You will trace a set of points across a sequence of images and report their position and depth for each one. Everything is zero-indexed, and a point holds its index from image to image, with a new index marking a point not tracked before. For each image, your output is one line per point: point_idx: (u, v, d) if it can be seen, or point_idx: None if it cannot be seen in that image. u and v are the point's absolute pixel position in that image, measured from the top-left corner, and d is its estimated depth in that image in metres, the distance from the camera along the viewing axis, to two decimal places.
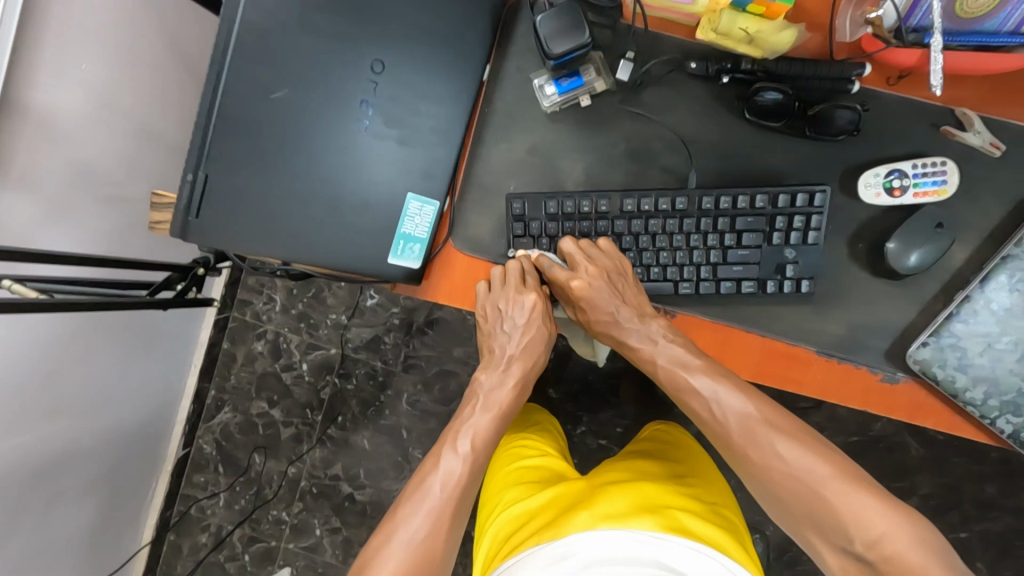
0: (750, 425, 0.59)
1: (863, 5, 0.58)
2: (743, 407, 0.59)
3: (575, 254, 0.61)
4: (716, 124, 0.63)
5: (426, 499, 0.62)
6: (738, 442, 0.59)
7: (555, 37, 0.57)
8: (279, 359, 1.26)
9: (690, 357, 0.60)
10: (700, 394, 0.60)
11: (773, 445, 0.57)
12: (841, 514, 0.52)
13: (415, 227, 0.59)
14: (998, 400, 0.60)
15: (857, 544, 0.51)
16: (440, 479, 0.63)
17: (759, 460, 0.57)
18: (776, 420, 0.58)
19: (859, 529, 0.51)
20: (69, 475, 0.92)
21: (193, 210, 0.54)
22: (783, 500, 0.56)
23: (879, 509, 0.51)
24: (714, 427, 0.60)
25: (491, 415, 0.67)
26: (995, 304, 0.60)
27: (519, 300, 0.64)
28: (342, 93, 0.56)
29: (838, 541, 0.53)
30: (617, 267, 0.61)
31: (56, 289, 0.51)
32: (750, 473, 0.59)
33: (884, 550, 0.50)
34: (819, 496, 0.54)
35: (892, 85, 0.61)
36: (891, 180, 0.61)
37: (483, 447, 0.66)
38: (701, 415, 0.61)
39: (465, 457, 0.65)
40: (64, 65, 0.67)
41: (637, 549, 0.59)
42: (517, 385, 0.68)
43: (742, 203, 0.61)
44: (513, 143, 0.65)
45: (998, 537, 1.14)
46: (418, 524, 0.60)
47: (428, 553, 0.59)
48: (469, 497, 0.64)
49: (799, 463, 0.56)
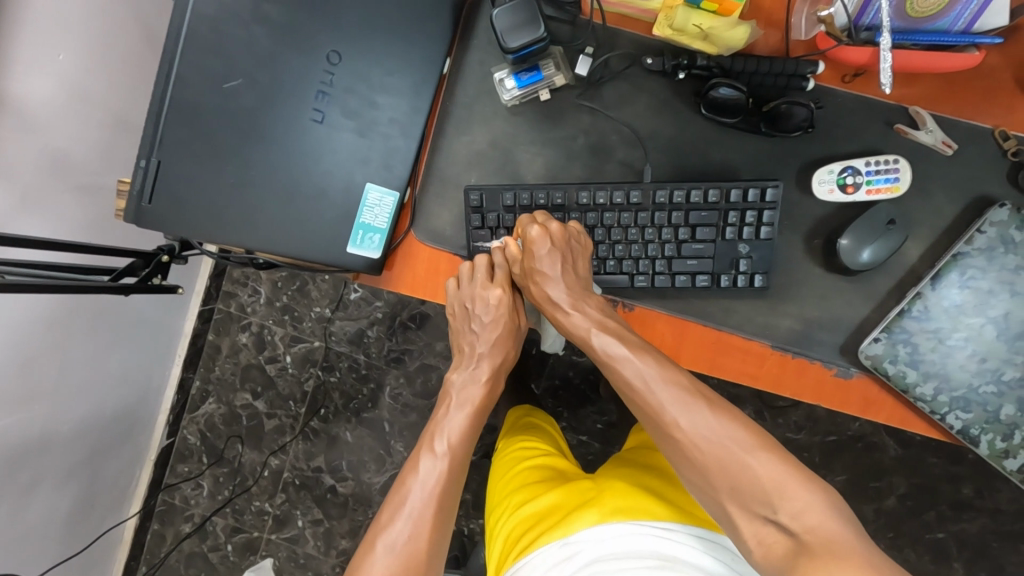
0: (683, 395, 0.56)
1: (817, 4, 0.59)
2: (676, 379, 0.57)
3: (537, 219, 0.61)
4: (674, 120, 0.64)
5: (408, 504, 0.61)
6: (669, 410, 0.56)
7: (510, 31, 0.58)
8: (264, 352, 1.27)
9: (625, 333, 0.59)
10: (631, 360, 0.57)
11: (700, 415, 0.55)
12: (766, 485, 0.51)
13: (374, 217, 0.60)
14: (949, 396, 0.61)
15: (780, 514, 0.50)
16: (420, 483, 0.62)
17: (686, 429, 0.55)
18: (705, 392, 0.57)
19: (781, 501, 0.50)
20: (48, 461, 0.93)
21: (146, 196, 0.56)
22: (706, 472, 0.54)
23: (801, 481, 0.51)
24: (640, 396, 0.57)
25: (466, 413, 0.66)
26: (946, 301, 0.60)
27: (485, 296, 0.65)
28: (298, 84, 0.57)
29: (759, 511, 0.51)
30: (573, 237, 0.61)
31: (12, 271, 0.52)
32: (675, 445, 0.56)
33: (805, 521, 0.49)
34: (745, 467, 0.53)
35: (847, 83, 0.62)
36: (845, 177, 0.62)
37: (462, 446, 0.65)
38: (631, 384, 0.58)
39: (443, 459, 0.64)
40: (40, 55, 0.68)
41: (639, 544, 0.63)
42: (489, 381, 0.68)
43: (696, 197, 0.61)
44: (473, 136, 0.65)
45: (974, 538, 1.14)
46: (402, 528, 0.60)
47: (416, 557, 0.58)
48: (451, 499, 0.63)
49: (725, 433, 0.54)
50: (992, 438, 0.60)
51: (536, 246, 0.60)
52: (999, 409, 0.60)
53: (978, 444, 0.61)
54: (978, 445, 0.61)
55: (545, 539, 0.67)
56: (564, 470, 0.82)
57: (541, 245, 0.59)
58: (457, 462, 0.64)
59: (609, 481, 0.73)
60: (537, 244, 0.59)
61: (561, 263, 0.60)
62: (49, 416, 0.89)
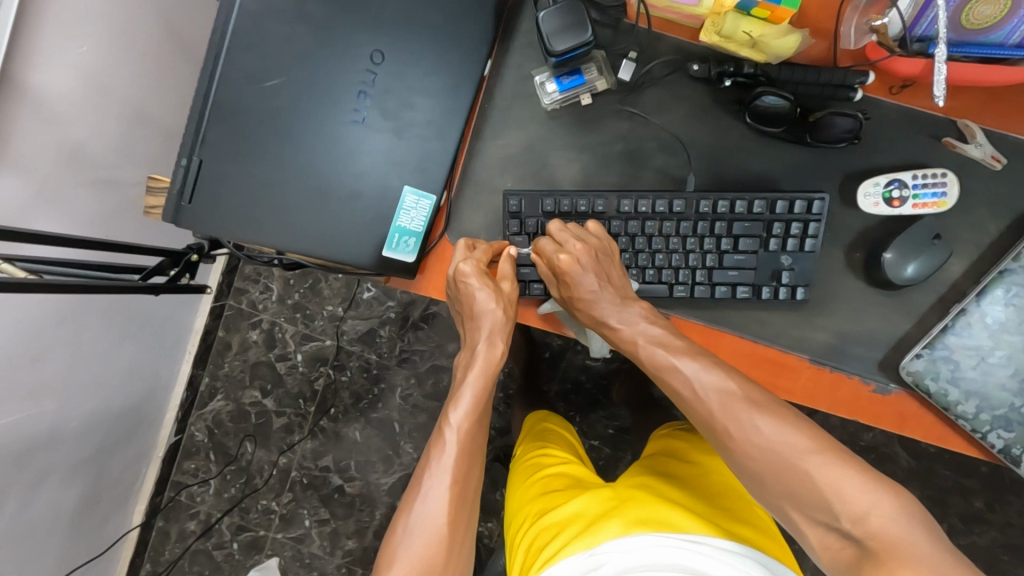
0: (730, 403, 0.55)
1: (868, 13, 0.58)
2: (722, 384, 0.56)
3: (559, 242, 0.58)
4: (715, 127, 0.63)
5: (426, 502, 0.58)
6: (718, 419, 0.56)
7: (556, 34, 0.57)
8: (273, 349, 1.25)
9: (669, 339, 0.59)
10: (677, 368, 0.57)
11: (750, 421, 0.54)
12: (824, 491, 0.50)
13: (410, 220, 0.59)
14: (990, 414, 0.60)
15: (841, 520, 0.49)
16: (436, 476, 0.58)
17: (738, 437, 0.55)
18: (754, 395, 0.56)
19: (842, 504, 0.49)
20: (56, 456, 0.91)
21: (186, 195, 0.55)
22: (760, 478, 0.54)
23: (861, 482, 0.49)
24: (691, 403, 0.57)
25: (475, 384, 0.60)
26: (990, 317, 0.59)
27: (486, 291, 0.58)
28: (339, 84, 0.55)
29: (820, 518, 0.50)
30: (601, 248, 0.59)
31: (47, 270, 0.51)
32: (728, 452, 0.56)
33: (869, 526, 0.47)
34: (802, 473, 0.51)
35: (895, 94, 0.61)
36: (891, 191, 0.61)
37: (474, 432, 0.60)
38: (681, 394, 0.58)
39: (453, 448, 0.59)
40: (60, 46, 0.67)
41: (668, 557, 0.61)
42: (503, 348, 0.61)
43: (740, 207, 0.61)
44: (510, 139, 0.64)
45: (985, 552, 1.14)
46: (422, 528, 0.57)
47: (441, 558, 0.56)
48: (469, 490, 0.60)
49: (777, 438, 0.53)
50: None
51: (570, 274, 0.57)
52: None
53: (1019, 464, 0.60)
54: (1019, 465, 0.60)
55: (569, 549, 0.65)
56: (583, 478, 0.79)
57: (577, 269, 0.57)
58: (469, 449, 0.60)
59: (636, 493, 0.71)
60: (573, 272, 0.57)
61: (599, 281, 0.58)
62: (57, 411, 0.87)
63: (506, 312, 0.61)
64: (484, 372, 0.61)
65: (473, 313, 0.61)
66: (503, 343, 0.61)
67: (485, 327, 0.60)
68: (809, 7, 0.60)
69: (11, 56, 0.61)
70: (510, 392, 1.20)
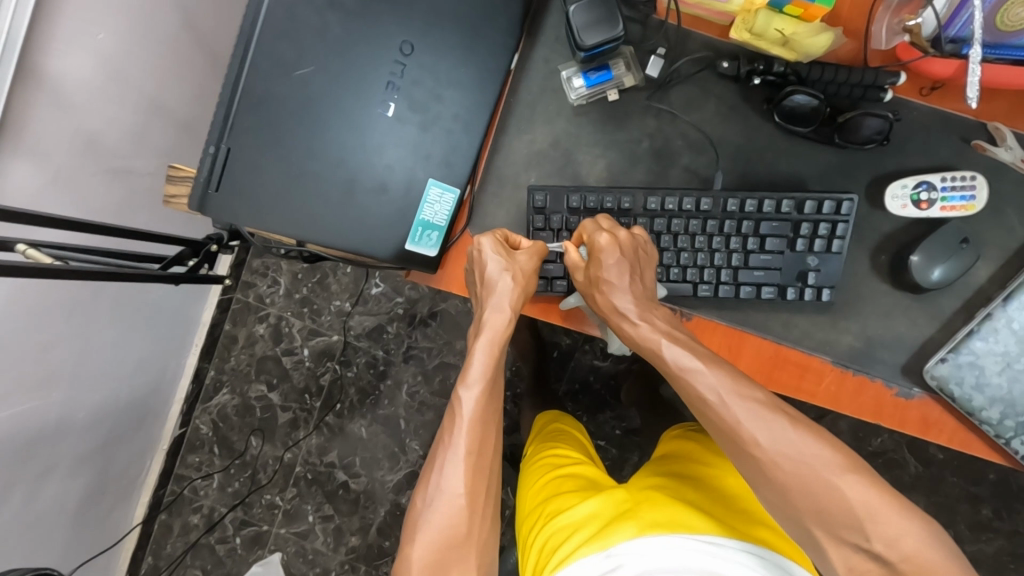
0: (761, 412, 0.54)
1: (901, 13, 0.57)
2: (750, 394, 0.55)
3: (603, 229, 0.58)
4: (743, 126, 0.63)
5: (443, 482, 0.55)
6: (748, 428, 0.54)
7: (587, 28, 0.56)
8: (280, 343, 1.25)
9: (693, 344, 0.58)
10: (704, 372, 0.55)
11: (780, 431, 0.53)
12: (858, 511, 0.49)
13: (434, 214, 0.58)
14: (1014, 420, 0.59)
15: (874, 542, 0.48)
16: (452, 455, 0.55)
17: (767, 448, 0.53)
18: (784, 407, 0.55)
19: (875, 526, 0.48)
20: (64, 448, 0.90)
21: (213, 183, 0.54)
22: (787, 492, 0.52)
23: (895, 507, 0.49)
24: (711, 410, 0.55)
25: (488, 352, 0.56)
26: (1016, 322, 0.58)
27: (495, 266, 0.57)
28: (368, 75, 0.55)
29: (850, 537, 0.49)
30: (640, 247, 0.58)
31: (73, 256, 0.50)
32: (751, 463, 0.54)
33: (902, 549, 0.48)
34: (835, 489, 0.50)
35: (925, 96, 0.61)
36: (919, 193, 0.60)
37: (488, 405, 0.57)
38: (703, 397, 0.55)
39: (466, 425, 0.55)
40: (79, 33, 0.66)
41: (688, 560, 0.61)
42: (509, 320, 0.57)
43: (768, 207, 0.60)
44: (535, 135, 0.64)
45: (991, 559, 1.13)
46: (440, 512, 0.54)
47: (459, 541, 0.54)
48: (486, 466, 0.57)
49: (807, 452, 0.52)
50: None
51: (604, 263, 0.56)
52: None
53: None
54: None
55: (583, 551, 0.64)
56: (596, 479, 0.77)
57: (611, 252, 0.56)
58: (483, 425, 0.56)
59: (653, 495, 0.70)
60: (605, 253, 0.56)
61: (629, 275, 0.57)
62: (65, 402, 0.86)
63: (520, 286, 0.57)
64: (495, 340, 0.57)
65: (486, 284, 0.57)
66: (513, 312, 0.57)
67: (498, 296, 0.57)
68: (842, 6, 0.59)
69: (28, 41, 0.61)
70: (518, 391, 1.19)
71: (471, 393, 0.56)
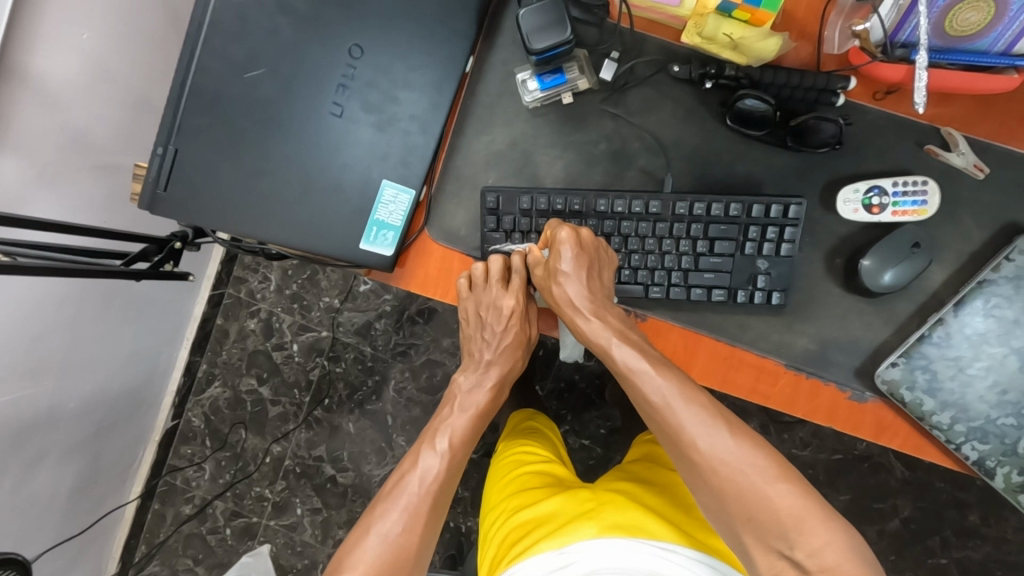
0: (707, 417, 0.56)
1: (853, 17, 0.58)
2: (698, 405, 0.56)
3: (566, 223, 0.59)
4: (698, 130, 0.63)
5: (402, 501, 0.61)
6: (689, 434, 0.55)
7: (537, 31, 0.58)
8: (271, 338, 1.27)
9: (646, 347, 0.58)
10: (653, 374, 0.56)
11: (721, 438, 0.55)
12: (783, 518, 0.51)
13: (389, 214, 0.59)
14: (965, 425, 0.59)
15: (796, 550, 0.50)
16: (416, 478, 0.62)
17: (701, 459, 0.55)
18: (728, 417, 0.56)
19: (800, 537, 0.50)
20: (53, 436, 0.92)
21: (161, 182, 0.56)
22: (723, 499, 0.54)
23: (819, 518, 0.51)
24: (656, 413, 0.57)
25: (469, 415, 0.67)
26: (969, 328, 0.58)
27: (500, 305, 0.64)
28: (318, 78, 0.56)
29: (777, 545, 0.51)
30: (600, 249, 0.60)
31: (22, 253, 0.51)
32: (691, 466, 0.56)
33: (823, 560, 0.49)
34: (764, 496, 0.52)
35: (880, 100, 0.61)
36: (871, 197, 0.60)
37: (462, 447, 0.66)
38: (650, 400, 0.57)
39: (443, 456, 0.64)
40: (64, 32, 0.68)
41: (636, 561, 0.62)
42: (495, 388, 0.68)
43: (716, 210, 0.61)
44: (493, 136, 0.65)
45: (977, 565, 1.12)
46: (395, 520, 0.60)
47: (401, 552, 0.58)
48: (445, 497, 0.63)
49: (745, 461, 0.54)
50: (1008, 471, 0.58)
51: (563, 250, 0.57)
52: (1017, 442, 0.58)
53: (993, 477, 0.59)
54: (993, 478, 0.59)
55: (542, 546, 0.64)
56: (563, 478, 0.78)
57: (571, 248, 0.57)
58: (455, 462, 0.64)
59: (610, 493, 0.71)
60: (565, 249, 0.57)
61: (585, 273, 0.58)
62: (55, 393, 0.88)
63: (502, 363, 0.68)
64: (478, 411, 0.68)
65: (476, 320, 0.67)
66: (490, 389, 0.68)
67: (486, 375, 0.69)
68: (795, 10, 0.60)
69: (12, 42, 0.62)
70: None
71: (449, 430, 0.66)
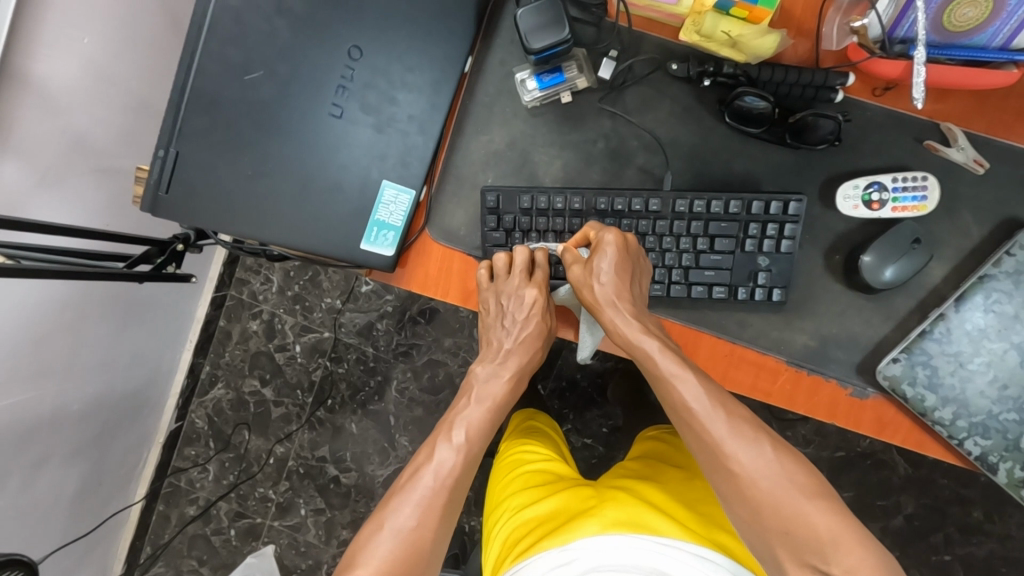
0: (746, 429, 0.56)
1: (851, 14, 0.58)
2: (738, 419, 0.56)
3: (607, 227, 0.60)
4: (696, 127, 0.63)
5: (415, 494, 0.60)
6: (728, 444, 0.55)
7: (535, 31, 0.58)
8: (273, 339, 1.27)
9: (681, 354, 0.58)
10: (694, 381, 0.56)
11: (761, 452, 0.55)
12: (823, 536, 0.51)
13: (389, 214, 0.60)
14: (967, 421, 0.59)
15: (832, 565, 0.49)
16: (428, 472, 0.61)
17: (740, 470, 0.54)
18: (769, 433, 0.57)
19: (835, 552, 0.50)
20: (57, 438, 0.92)
21: (162, 186, 0.55)
22: (760, 510, 0.53)
23: (856, 539, 0.50)
24: (696, 424, 0.56)
25: (485, 408, 0.65)
26: (969, 324, 0.58)
27: (521, 295, 0.61)
28: (317, 79, 0.56)
29: (811, 560, 0.50)
30: (638, 257, 0.60)
31: (25, 255, 0.51)
32: (727, 476, 0.55)
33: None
34: (805, 515, 0.52)
35: (878, 96, 0.61)
36: (870, 194, 0.60)
37: (478, 441, 0.64)
38: (689, 406, 0.56)
39: (459, 450, 0.62)
40: (65, 37, 0.68)
41: (640, 558, 0.62)
42: (512, 380, 0.66)
43: (715, 208, 0.61)
44: (492, 136, 0.65)
45: (981, 562, 1.11)
46: (409, 514, 0.59)
47: (415, 546, 0.57)
48: (460, 493, 0.62)
49: (783, 475, 0.54)
50: (1011, 467, 0.58)
51: (609, 250, 0.58)
52: (1020, 437, 0.58)
53: (995, 472, 0.59)
54: (996, 473, 0.58)
55: (544, 543, 0.64)
56: (563, 476, 0.78)
57: (616, 249, 0.58)
58: (472, 458, 0.63)
59: (613, 491, 0.70)
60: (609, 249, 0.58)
61: (625, 276, 0.58)
62: (59, 394, 0.89)
63: (519, 352, 0.66)
64: (495, 404, 0.66)
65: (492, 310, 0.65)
66: (509, 377, 0.66)
67: (500, 366, 0.67)
68: (793, 8, 0.60)
69: (14, 48, 0.62)
70: None
71: (465, 422, 0.64)
